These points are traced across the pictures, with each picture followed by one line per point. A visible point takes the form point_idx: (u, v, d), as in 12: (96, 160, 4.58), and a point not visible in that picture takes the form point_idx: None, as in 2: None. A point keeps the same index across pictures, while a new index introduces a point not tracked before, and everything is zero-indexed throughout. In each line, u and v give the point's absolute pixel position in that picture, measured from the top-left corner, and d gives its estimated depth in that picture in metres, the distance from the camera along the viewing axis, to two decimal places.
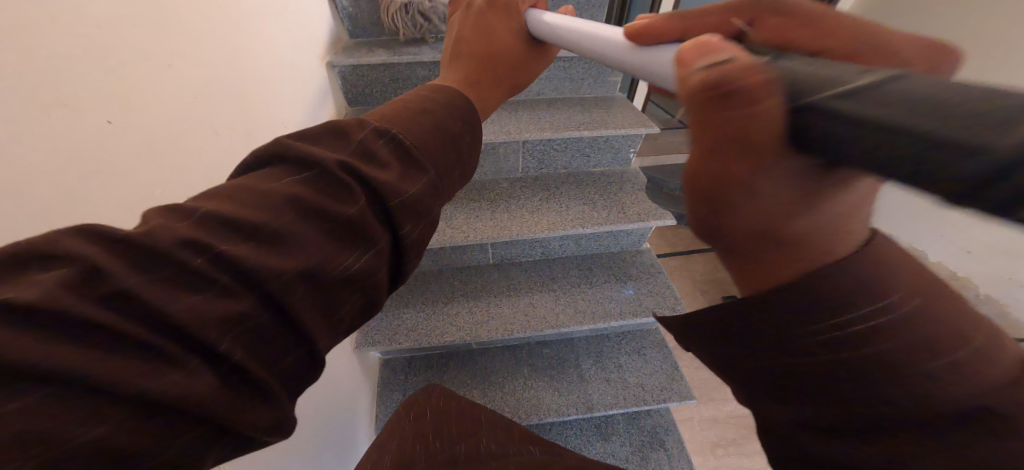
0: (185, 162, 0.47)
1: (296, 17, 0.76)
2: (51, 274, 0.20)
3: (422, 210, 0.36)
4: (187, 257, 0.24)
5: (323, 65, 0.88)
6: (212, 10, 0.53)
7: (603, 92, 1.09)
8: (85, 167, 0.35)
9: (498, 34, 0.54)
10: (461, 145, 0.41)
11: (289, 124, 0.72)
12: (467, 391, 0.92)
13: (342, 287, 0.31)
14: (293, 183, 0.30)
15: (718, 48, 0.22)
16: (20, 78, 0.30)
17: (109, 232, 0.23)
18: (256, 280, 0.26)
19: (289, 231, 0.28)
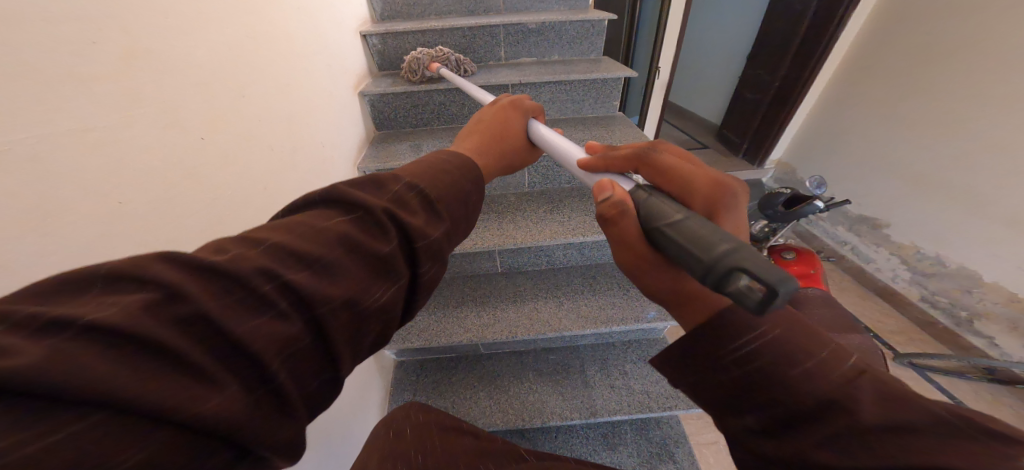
0: (249, 169, 0.59)
1: (335, 55, 0.90)
2: (137, 298, 0.24)
3: (438, 254, 0.43)
4: (257, 281, 0.29)
5: (355, 95, 1.00)
6: (271, 52, 0.66)
7: (603, 112, 1.16)
8: (182, 171, 0.47)
9: (509, 123, 0.62)
10: (467, 202, 0.48)
11: (328, 144, 0.84)
12: (473, 391, 0.96)
13: (372, 315, 0.36)
14: (342, 223, 0.36)
15: (607, 188, 0.40)
16: (148, 105, 0.43)
17: (194, 262, 0.28)
18: (309, 303, 0.31)
19: (337, 264, 0.34)
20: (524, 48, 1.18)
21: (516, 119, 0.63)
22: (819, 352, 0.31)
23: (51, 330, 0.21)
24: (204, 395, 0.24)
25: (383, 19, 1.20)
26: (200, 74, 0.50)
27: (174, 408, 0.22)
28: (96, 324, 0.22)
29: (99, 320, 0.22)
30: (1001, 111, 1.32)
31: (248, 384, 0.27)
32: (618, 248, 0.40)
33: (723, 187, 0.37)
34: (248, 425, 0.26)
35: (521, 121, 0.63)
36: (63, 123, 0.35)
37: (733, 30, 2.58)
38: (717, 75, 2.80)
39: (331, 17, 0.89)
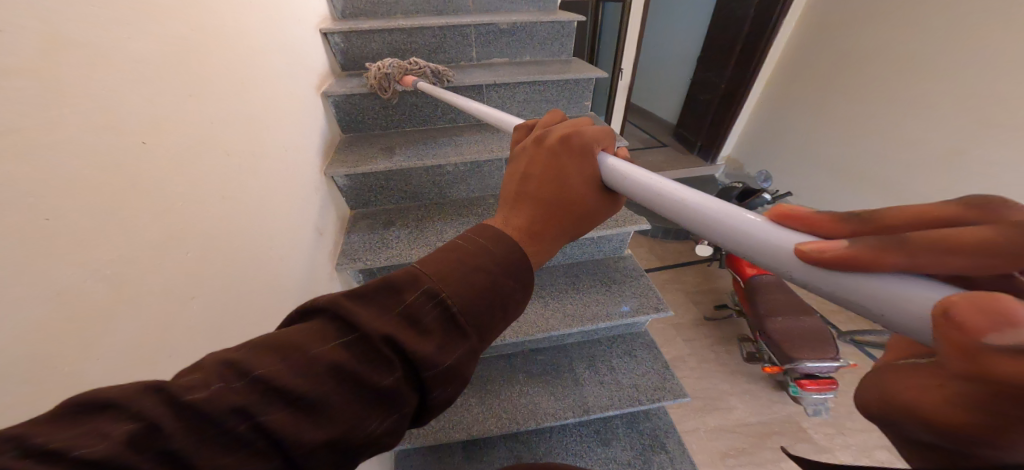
0: (201, 176, 0.51)
1: (294, 51, 0.83)
2: (122, 429, 0.24)
3: (458, 376, 0.36)
4: (234, 423, 0.27)
5: (319, 95, 0.93)
6: (224, 45, 0.60)
7: (576, 111, 1.18)
8: (123, 180, 0.41)
9: (570, 178, 0.45)
10: (505, 305, 0.39)
11: (292, 147, 0.77)
12: (463, 399, 0.94)
13: (362, 447, 0.32)
14: (339, 348, 0.32)
15: (1022, 316, 0.17)
16: (75, 103, 0.37)
17: (179, 392, 0.26)
18: (286, 446, 0.28)
19: (326, 401, 0.30)
20: (497, 47, 1.17)
21: (583, 167, 0.45)
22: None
23: (48, 459, 0.22)
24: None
25: (346, 17, 1.14)
26: (140, 68, 0.44)
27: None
28: (87, 458, 0.22)
29: (88, 453, 0.22)
30: (907, 110, 1.51)
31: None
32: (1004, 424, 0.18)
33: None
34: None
35: (591, 167, 0.46)
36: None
37: (684, 36, 2.75)
38: (672, 78, 2.96)
39: (290, 11, 0.83)
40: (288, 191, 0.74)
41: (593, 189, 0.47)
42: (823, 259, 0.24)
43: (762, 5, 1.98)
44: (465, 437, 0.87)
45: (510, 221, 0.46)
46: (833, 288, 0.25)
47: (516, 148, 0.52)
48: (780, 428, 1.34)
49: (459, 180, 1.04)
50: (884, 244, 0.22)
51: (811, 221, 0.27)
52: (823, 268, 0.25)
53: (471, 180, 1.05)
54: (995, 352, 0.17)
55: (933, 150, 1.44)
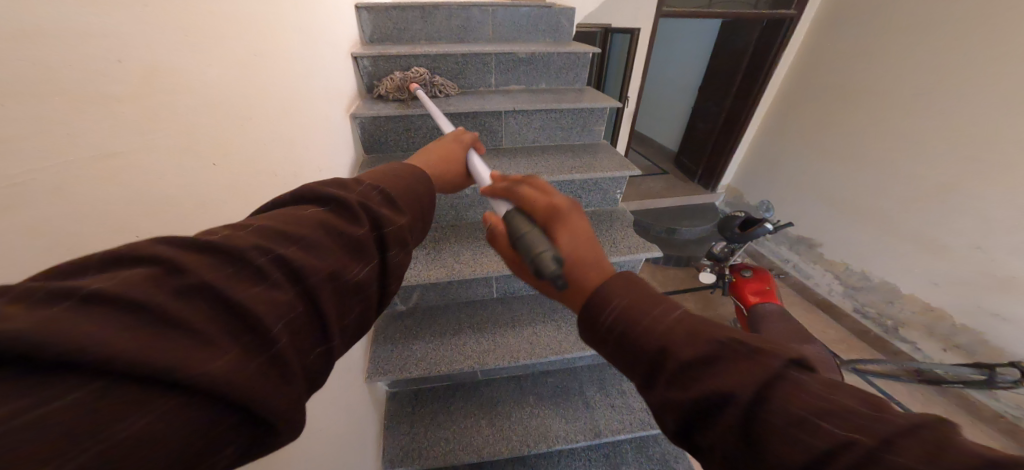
0: (253, 194, 0.54)
1: (329, 75, 0.86)
2: (137, 271, 0.24)
3: (407, 241, 0.42)
4: (255, 255, 0.29)
5: (347, 118, 0.97)
6: (279, 73, 0.64)
7: (590, 139, 1.22)
8: (196, 206, 0.43)
9: (456, 151, 0.64)
10: (423, 203, 0.48)
11: (325, 169, 0.80)
12: (474, 420, 0.95)
13: (353, 292, 0.35)
14: (317, 212, 0.36)
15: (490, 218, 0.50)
16: (167, 134, 0.39)
17: (196, 242, 0.28)
18: (301, 278, 0.31)
19: (319, 242, 0.34)
20: (514, 76, 1.22)
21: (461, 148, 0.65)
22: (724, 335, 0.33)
23: (60, 296, 0.21)
24: (205, 354, 0.23)
25: (373, 42, 1.21)
26: (209, 94, 0.46)
27: (178, 367, 0.22)
28: (103, 291, 0.22)
29: (106, 286, 0.22)
30: (900, 144, 1.58)
31: (251, 337, 0.27)
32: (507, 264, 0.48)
33: (556, 210, 0.44)
34: (254, 393, 0.25)
35: (464, 149, 0.66)
36: (79, 154, 0.31)
37: (684, 66, 2.85)
38: (673, 103, 3.05)
39: (327, 36, 0.87)
40: None
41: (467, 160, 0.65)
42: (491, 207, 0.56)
43: (762, 36, 2.07)
44: (476, 460, 0.88)
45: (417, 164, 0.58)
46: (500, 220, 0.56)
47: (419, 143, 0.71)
48: None
49: (477, 204, 1.06)
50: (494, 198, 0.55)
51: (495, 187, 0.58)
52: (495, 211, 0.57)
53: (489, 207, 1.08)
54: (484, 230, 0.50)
55: (925, 184, 1.50)
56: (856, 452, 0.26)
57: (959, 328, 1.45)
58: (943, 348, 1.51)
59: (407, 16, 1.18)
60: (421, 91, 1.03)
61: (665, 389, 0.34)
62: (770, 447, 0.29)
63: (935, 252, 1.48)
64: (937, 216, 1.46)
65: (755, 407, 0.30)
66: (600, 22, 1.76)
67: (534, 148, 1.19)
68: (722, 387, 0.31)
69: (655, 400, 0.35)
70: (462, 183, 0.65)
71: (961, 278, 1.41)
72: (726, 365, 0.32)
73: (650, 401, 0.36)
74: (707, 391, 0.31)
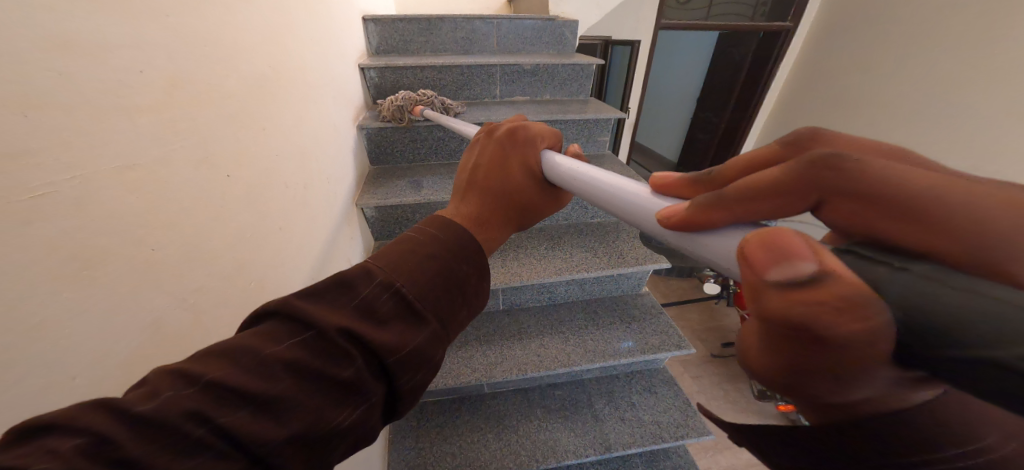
0: (267, 207, 0.53)
1: (339, 87, 0.87)
2: (68, 449, 0.20)
3: (420, 358, 0.33)
4: (193, 427, 0.23)
5: (354, 127, 0.97)
6: (294, 88, 0.64)
7: (594, 150, 1.23)
8: (212, 216, 0.43)
9: (511, 167, 0.49)
10: (459, 292, 0.37)
11: (334, 181, 0.80)
12: (481, 436, 0.93)
13: (332, 445, 0.28)
14: (293, 346, 0.28)
15: (799, 250, 0.19)
16: (184, 147, 0.39)
17: (134, 406, 0.23)
18: (254, 453, 0.25)
19: (285, 397, 0.27)
20: (519, 87, 1.23)
21: (528, 155, 0.50)
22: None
23: None
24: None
25: (379, 53, 1.22)
26: (226, 104, 0.46)
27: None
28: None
29: None
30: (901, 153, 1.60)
31: None
32: (804, 365, 0.19)
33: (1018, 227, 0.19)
34: None
35: (532, 155, 0.50)
36: (105, 162, 0.31)
37: (683, 77, 2.89)
38: (673, 114, 3.08)
39: (337, 48, 0.88)
40: (329, 223, 0.75)
41: (534, 181, 0.51)
42: (676, 222, 0.28)
43: (760, 48, 2.11)
44: None
45: (458, 210, 0.47)
46: (688, 248, 0.28)
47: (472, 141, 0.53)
48: None
49: None
50: (710, 203, 0.25)
51: (676, 186, 0.30)
52: (678, 229, 0.28)
53: None
54: (775, 288, 0.20)
55: None
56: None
57: None
58: None
59: (413, 29, 1.19)
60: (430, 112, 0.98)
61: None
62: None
63: None
64: None
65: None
66: (601, 35, 1.79)
67: None
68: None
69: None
70: (528, 211, 0.52)
71: None
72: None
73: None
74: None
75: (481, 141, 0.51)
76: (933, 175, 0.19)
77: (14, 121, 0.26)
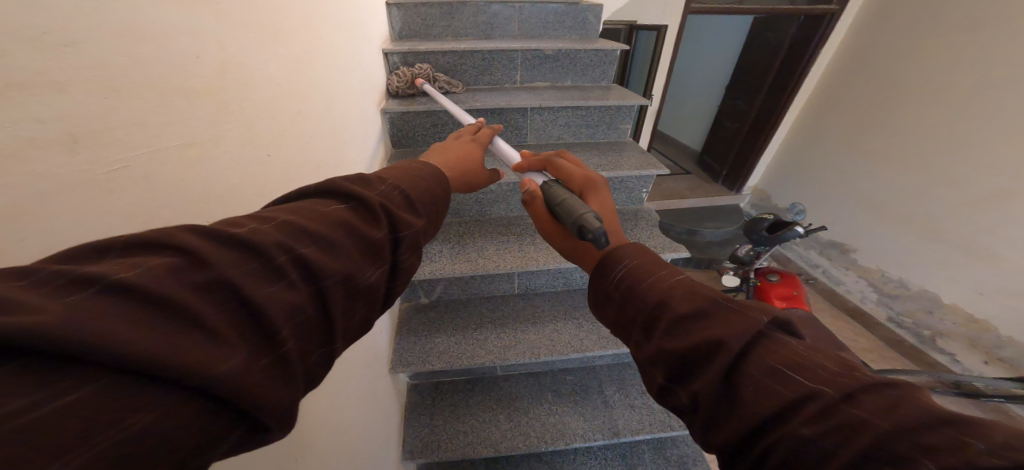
0: (301, 184, 0.56)
1: (365, 73, 0.88)
2: (160, 262, 0.23)
3: (419, 244, 0.41)
4: (274, 252, 0.28)
5: (378, 112, 0.99)
6: (324, 73, 0.66)
7: (615, 137, 1.21)
8: (255, 194, 0.45)
9: (477, 148, 0.64)
10: (438, 207, 0.47)
11: (359, 165, 0.82)
12: (493, 415, 0.96)
13: (364, 296, 0.34)
14: (341, 210, 0.35)
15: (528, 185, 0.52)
16: (232, 128, 0.42)
17: (217, 231, 0.27)
18: (315, 279, 0.30)
19: (338, 243, 0.32)
20: (540, 72, 1.22)
21: (482, 142, 0.67)
22: (718, 298, 0.35)
23: (82, 282, 0.21)
24: (221, 353, 0.22)
25: (402, 38, 1.23)
26: (266, 87, 0.48)
27: (190, 367, 0.21)
28: (122, 279, 0.21)
29: (127, 275, 0.22)
30: (947, 143, 1.50)
31: (257, 338, 0.26)
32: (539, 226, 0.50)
33: (590, 182, 0.50)
34: (259, 392, 0.24)
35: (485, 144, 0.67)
36: (167, 139, 0.34)
37: (712, 63, 2.78)
38: (699, 101, 2.97)
39: (363, 33, 0.89)
40: None
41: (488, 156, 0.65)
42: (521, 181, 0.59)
43: (798, 31, 2.00)
44: (493, 454, 0.89)
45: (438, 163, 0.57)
46: None
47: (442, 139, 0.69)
48: None
49: (501, 199, 1.06)
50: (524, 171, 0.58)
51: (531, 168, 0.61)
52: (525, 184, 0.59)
53: (512, 203, 1.08)
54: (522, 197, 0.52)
55: (976, 189, 1.41)
56: (824, 403, 0.28)
57: (1005, 341, 1.37)
58: (985, 361, 1.43)
59: (435, 13, 1.20)
60: (429, 89, 1.03)
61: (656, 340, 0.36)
62: (741, 395, 0.31)
63: (984, 261, 1.40)
64: (989, 223, 1.38)
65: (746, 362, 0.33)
66: (626, 19, 1.74)
67: (559, 144, 1.19)
68: (711, 337, 0.33)
69: (648, 357, 0.37)
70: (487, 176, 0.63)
71: (1013, 290, 1.33)
72: (726, 326, 0.33)
73: (645, 359, 0.37)
74: (694, 341, 0.33)
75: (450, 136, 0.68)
76: (575, 166, 0.53)
77: (97, 102, 0.29)
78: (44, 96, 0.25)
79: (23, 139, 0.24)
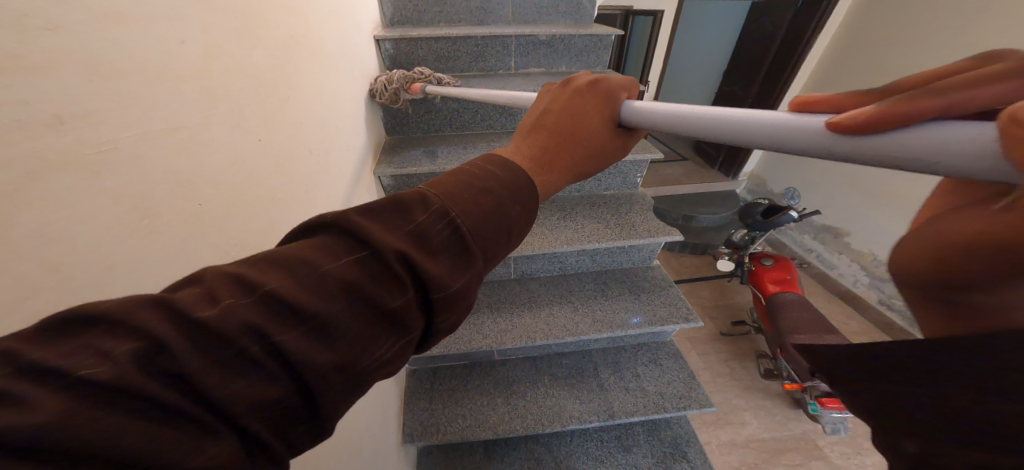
0: (295, 170, 0.56)
1: (356, 58, 0.88)
2: (122, 347, 0.20)
3: (462, 299, 0.33)
4: (243, 339, 0.23)
5: (371, 98, 0.99)
6: (315, 57, 0.66)
7: None
8: (249, 179, 0.46)
9: (589, 111, 0.44)
10: (510, 231, 0.36)
11: (352, 149, 0.82)
12: (490, 399, 0.98)
13: (373, 372, 0.29)
14: (350, 264, 0.28)
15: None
16: (222, 113, 0.42)
17: (187, 305, 0.23)
18: (298, 370, 0.25)
19: (335, 320, 0.27)
20: (535, 58, 1.21)
21: (603, 106, 0.45)
22: None
23: (43, 377, 0.18)
24: (198, 445, 0.20)
25: (394, 24, 1.21)
26: (256, 74, 0.48)
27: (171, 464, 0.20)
28: (87, 380, 0.19)
29: (90, 372, 0.19)
30: None
31: (234, 433, 0.23)
32: None
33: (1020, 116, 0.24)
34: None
35: (608, 109, 0.45)
36: (155, 123, 0.34)
37: (709, 50, 2.76)
38: (697, 88, 2.95)
39: (353, 19, 0.88)
40: (347, 190, 0.78)
41: (603, 129, 0.44)
42: (851, 126, 0.25)
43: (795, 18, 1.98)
44: (491, 436, 0.90)
45: (518, 151, 0.44)
46: (849, 155, 0.26)
47: (545, 88, 0.49)
48: (794, 445, 1.34)
49: None
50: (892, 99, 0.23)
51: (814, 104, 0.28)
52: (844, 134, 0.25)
53: None
54: None
55: None
56: None
57: None
58: None
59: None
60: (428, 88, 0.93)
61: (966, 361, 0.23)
62: None
63: None
64: None
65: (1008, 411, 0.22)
66: (621, 4, 1.72)
67: None
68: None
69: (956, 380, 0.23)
70: (593, 160, 0.45)
71: None
72: None
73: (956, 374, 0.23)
74: None
75: (557, 90, 0.46)
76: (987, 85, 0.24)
77: (83, 84, 0.29)
78: (29, 77, 0.25)
79: (13, 120, 0.24)
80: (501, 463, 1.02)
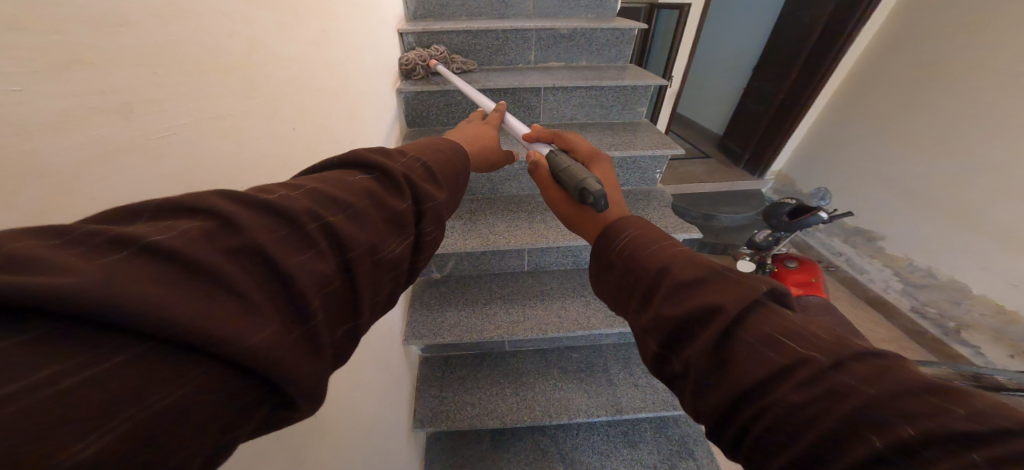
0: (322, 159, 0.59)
1: (381, 51, 0.90)
2: (190, 224, 0.24)
3: (442, 218, 0.41)
4: (304, 219, 0.28)
5: (394, 91, 1.02)
6: (343, 50, 0.68)
7: (630, 117, 1.20)
8: (286, 156, 0.49)
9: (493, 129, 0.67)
10: (457, 178, 0.47)
11: (375, 141, 0.85)
12: (499, 389, 1.00)
13: (390, 267, 0.34)
14: (366, 179, 0.36)
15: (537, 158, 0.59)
16: (266, 100, 0.45)
17: (248, 196, 0.27)
18: (342, 248, 0.30)
19: (366, 212, 0.33)
20: (555, 52, 1.21)
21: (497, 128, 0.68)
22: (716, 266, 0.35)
23: (115, 245, 0.21)
24: (249, 322, 0.22)
25: (417, 18, 1.23)
26: (291, 65, 0.51)
27: (222, 337, 0.21)
28: (155, 244, 0.21)
29: (160, 240, 0.22)
30: (992, 126, 1.41)
31: (287, 306, 0.26)
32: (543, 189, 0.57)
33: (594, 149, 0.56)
34: (292, 367, 0.24)
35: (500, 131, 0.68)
36: (207, 112, 0.37)
37: (739, 43, 2.66)
38: (725, 84, 2.86)
39: (379, 13, 0.90)
40: None
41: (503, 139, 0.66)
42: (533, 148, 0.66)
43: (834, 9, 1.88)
44: (499, 425, 0.93)
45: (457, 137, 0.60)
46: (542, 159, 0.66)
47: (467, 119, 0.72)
48: None
49: (512, 178, 1.07)
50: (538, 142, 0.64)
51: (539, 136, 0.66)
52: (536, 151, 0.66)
53: (524, 180, 1.09)
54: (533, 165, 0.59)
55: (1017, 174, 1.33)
56: (812, 369, 0.28)
57: None
58: (1010, 354, 1.38)
59: None
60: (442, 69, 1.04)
61: (653, 309, 0.36)
62: (734, 362, 0.31)
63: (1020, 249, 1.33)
64: None
65: (723, 374, 0.31)
66: None
67: (572, 125, 1.19)
68: (709, 303, 0.33)
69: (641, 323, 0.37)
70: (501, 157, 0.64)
71: None
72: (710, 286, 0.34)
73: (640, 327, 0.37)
74: (689, 308, 0.33)
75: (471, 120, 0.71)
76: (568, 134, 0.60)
77: (151, 75, 0.32)
78: (102, 70, 0.28)
79: (90, 105, 0.27)
80: (507, 452, 1.05)
